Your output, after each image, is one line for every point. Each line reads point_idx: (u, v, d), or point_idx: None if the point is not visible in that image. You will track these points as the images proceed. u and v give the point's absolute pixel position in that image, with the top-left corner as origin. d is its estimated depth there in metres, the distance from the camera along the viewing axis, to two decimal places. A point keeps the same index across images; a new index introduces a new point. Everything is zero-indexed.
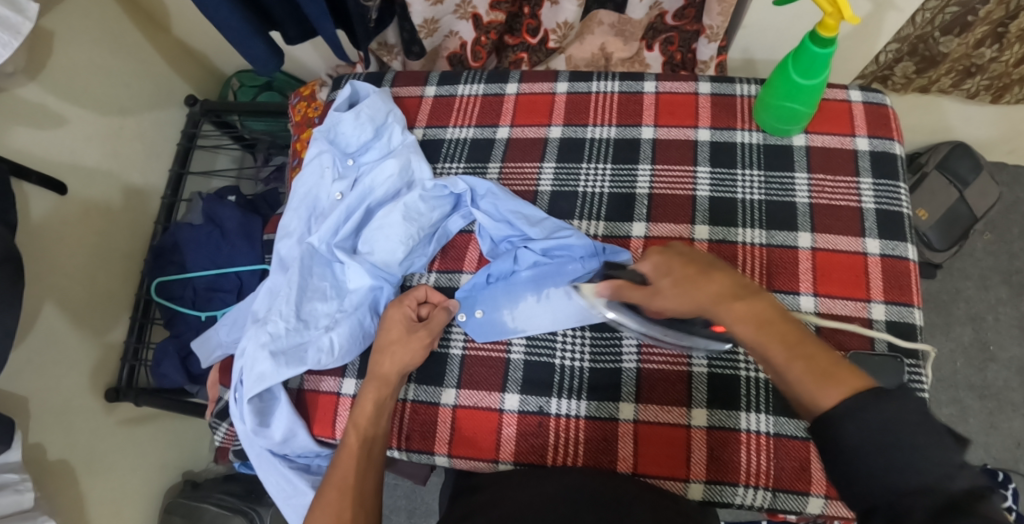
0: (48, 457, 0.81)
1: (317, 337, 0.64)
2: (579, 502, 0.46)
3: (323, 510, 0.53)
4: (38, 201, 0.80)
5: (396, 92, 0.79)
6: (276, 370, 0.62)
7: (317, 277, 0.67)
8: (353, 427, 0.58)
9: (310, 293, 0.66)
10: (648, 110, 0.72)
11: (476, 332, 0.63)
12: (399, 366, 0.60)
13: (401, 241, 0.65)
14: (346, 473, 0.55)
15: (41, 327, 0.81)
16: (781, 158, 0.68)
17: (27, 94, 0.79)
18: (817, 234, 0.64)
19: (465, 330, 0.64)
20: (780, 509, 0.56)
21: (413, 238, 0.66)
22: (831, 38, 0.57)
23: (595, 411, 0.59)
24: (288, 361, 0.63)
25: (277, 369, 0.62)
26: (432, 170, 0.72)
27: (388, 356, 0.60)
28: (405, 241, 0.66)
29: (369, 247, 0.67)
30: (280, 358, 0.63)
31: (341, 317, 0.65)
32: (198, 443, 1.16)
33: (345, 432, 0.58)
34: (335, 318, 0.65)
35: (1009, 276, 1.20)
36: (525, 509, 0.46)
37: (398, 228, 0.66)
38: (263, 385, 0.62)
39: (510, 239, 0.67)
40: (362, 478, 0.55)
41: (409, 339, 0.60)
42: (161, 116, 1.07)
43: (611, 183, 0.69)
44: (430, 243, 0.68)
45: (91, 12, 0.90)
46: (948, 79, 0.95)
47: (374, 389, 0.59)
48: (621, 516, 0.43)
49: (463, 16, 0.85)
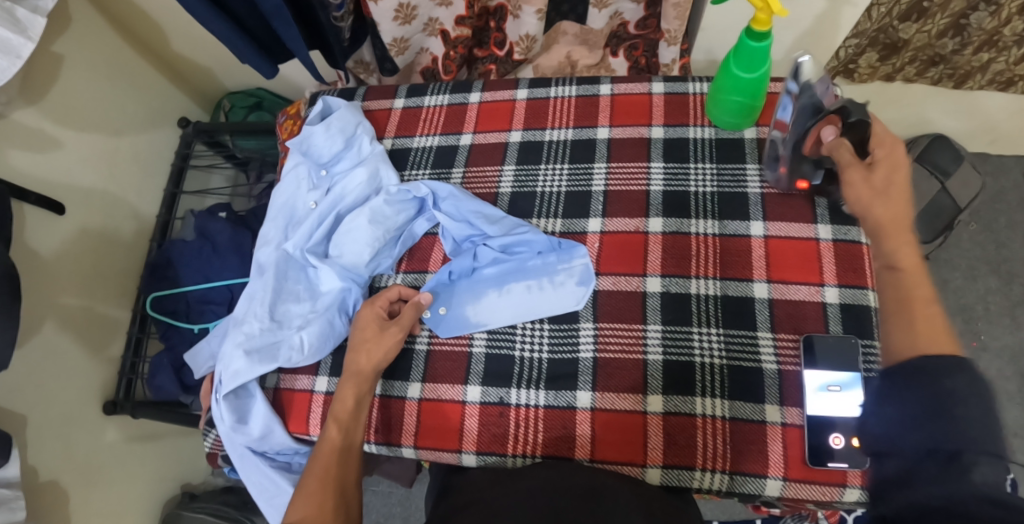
0: (48, 468, 0.84)
1: (290, 335, 0.67)
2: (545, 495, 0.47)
3: (305, 499, 0.53)
4: (37, 222, 0.85)
5: (367, 105, 0.83)
6: (250, 367, 0.65)
7: (291, 281, 0.70)
8: (332, 420, 0.59)
9: (284, 296, 0.69)
10: (604, 111, 0.75)
11: (439, 327, 0.66)
12: (372, 358, 0.62)
13: (367, 244, 0.69)
14: (330, 460, 0.56)
15: (41, 343, 0.85)
16: (733, 151, 0.70)
17: (25, 120, 0.84)
18: (768, 223, 0.66)
19: (429, 326, 0.67)
20: (738, 492, 0.57)
21: (379, 240, 0.69)
22: (764, 32, 0.60)
23: (553, 400, 0.61)
24: (264, 358, 0.66)
25: (251, 366, 0.65)
26: (399, 177, 0.75)
27: (366, 343, 0.63)
28: (373, 242, 0.69)
29: (338, 249, 0.70)
30: (254, 356, 0.66)
31: (313, 317, 0.68)
32: (197, 456, 1.19)
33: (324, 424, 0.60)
34: (308, 318, 0.68)
35: (998, 265, 1.19)
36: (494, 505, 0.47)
37: (365, 232, 0.69)
38: (238, 382, 0.65)
39: (470, 241, 0.69)
40: (340, 467, 0.56)
41: (387, 331, 0.63)
42: (155, 138, 1.12)
43: (568, 182, 0.71)
44: (396, 246, 0.71)
45: (94, 37, 0.97)
46: (912, 67, 0.99)
47: (350, 387, 0.61)
48: (582, 507, 0.44)
49: (432, 33, 0.89)
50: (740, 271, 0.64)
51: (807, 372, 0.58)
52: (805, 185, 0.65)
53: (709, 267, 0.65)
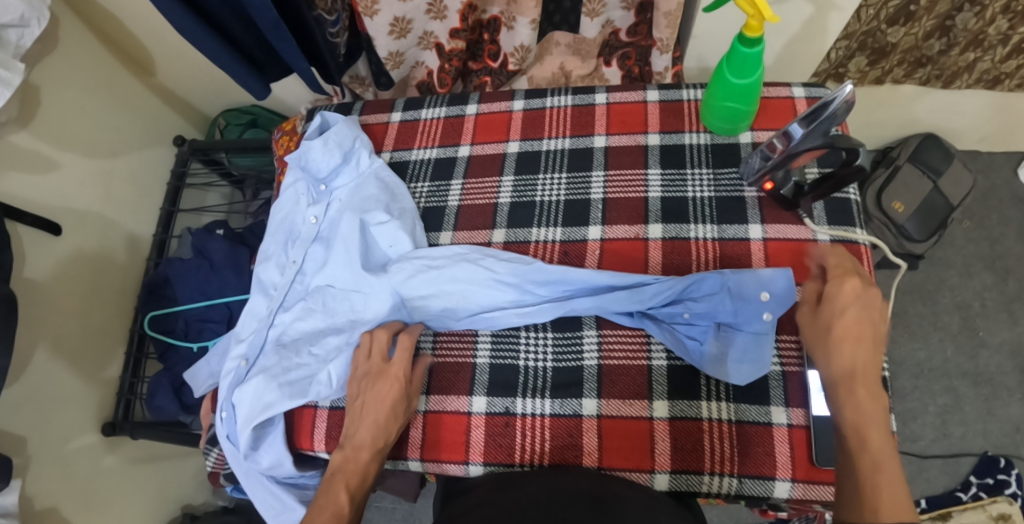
0: (48, 491, 0.84)
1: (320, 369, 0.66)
2: (547, 502, 0.47)
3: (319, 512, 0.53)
4: (34, 244, 0.85)
5: (364, 119, 0.84)
6: (281, 400, 0.64)
7: (306, 312, 0.70)
8: (340, 480, 0.56)
9: (296, 326, 0.69)
10: (600, 120, 0.76)
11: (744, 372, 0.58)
12: (370, 435, 0.58)
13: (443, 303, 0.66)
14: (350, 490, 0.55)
15: (35, 366, 0.84)
16: (729, 156, 0.71)
17: (18, 140, 0.84)
18: (767, 225, 0.66)
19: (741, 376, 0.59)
20: (747, 495, 0.57)
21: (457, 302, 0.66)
22: (757, 38, 0.60)
23: (558, 408, 0.61)
24: (294, 391, 0.65)
25: (281, 399, 0.64)
26: (412, 198, 0.75)
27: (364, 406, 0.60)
28: (428, 292, 0.67)
29: (366, 282, 0.69)
30: (286, 389, 0.65)
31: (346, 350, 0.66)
32: (197, 477, 1.18)
33: (330, 484, 0.56)
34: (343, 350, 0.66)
35: (993, 262, 1.20)
36: (502, 511, 0.47)
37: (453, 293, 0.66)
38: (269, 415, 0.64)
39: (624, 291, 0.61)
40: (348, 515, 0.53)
41: (392, 387, 0.60)
42: (150, 156, 1.12)
43: (567, 190, 0.72)
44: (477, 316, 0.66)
45: (85, 58, 0.96)
46: (901, 70, 1.00)
47: (364, 456, 0.57)
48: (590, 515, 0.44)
49: (427, 47, 0.90)
50: None
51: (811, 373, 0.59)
52: (770, 186, 0.65)
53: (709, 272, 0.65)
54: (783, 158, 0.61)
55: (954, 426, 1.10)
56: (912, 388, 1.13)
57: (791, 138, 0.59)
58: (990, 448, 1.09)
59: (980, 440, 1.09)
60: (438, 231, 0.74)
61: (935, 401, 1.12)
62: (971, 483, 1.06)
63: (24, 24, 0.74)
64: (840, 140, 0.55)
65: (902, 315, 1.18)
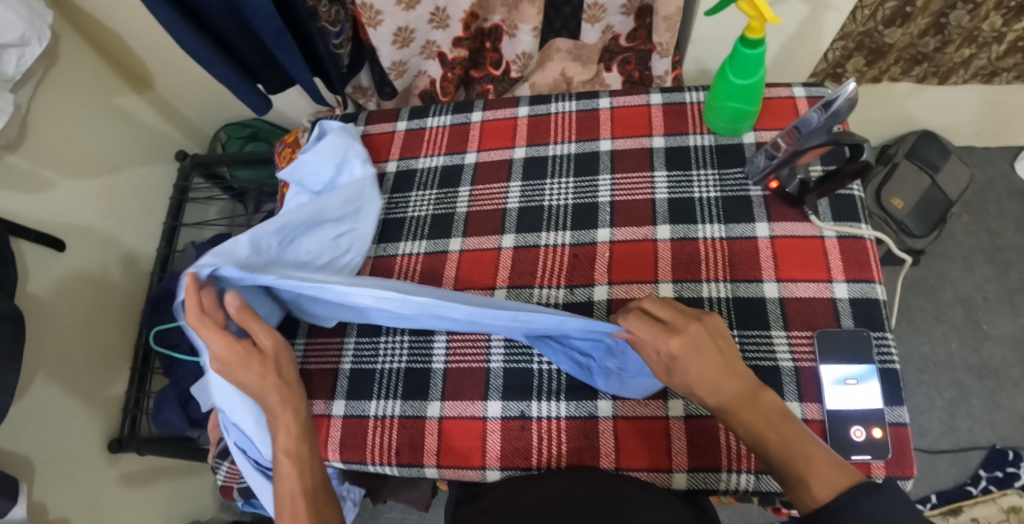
0: (54, 508, 0.83)
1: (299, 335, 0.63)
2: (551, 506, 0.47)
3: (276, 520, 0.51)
4: (38, 259, 0.85)
5: (370, 130, 0.85)
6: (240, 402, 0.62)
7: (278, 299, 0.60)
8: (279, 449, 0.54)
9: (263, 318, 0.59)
10: (605, 124, 0.76)
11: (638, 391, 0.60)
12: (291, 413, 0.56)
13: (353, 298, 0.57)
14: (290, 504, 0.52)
15: (40, 382, 0.84)
16: (734, 156, 0.71)
17: (21, 159, 0.84)
18: (774, 223, 0.67)
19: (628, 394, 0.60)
20: (765, 491, 0.57)
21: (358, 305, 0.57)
22: (759, 39, 0.61)
23: (574, 410, 0.62)
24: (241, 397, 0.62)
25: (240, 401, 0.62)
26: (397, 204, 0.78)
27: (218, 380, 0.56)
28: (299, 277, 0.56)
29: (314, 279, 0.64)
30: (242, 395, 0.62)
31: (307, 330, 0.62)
32: (204, 492, 1.17)
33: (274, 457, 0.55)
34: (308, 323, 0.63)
35: (993, 255, 1.21)
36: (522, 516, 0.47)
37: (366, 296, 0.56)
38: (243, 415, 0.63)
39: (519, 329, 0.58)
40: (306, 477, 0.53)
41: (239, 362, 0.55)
42: (152, 171, 1.13)
43: (574, 195, 0.73)
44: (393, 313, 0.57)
45: (84, 72, 0.96)
46: (897, 67, 1.02)
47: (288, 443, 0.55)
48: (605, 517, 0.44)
49: (430, 56, 0.91)
50: (749, 273, 0.65)
51: (823, 367, 0.59)
52: (776, 185, 0.67)
53: (718, 270, 0.65)
54: (788, 155, 0.62)
55: (961, 420, 1.10)
56: (917, 383, 1.13)
57: (796, 135, 0.60)
58: (998, 441, 1.09)
59: (987, 432, 1.09)
60: (447, 237, 0.74)
61: (942, 396, 1.12)
62: (980, 476, 1.07)
63: (24, 43, 0.75)
64: (843, 136, 0.57)
65: (905, 311, 1.19)
